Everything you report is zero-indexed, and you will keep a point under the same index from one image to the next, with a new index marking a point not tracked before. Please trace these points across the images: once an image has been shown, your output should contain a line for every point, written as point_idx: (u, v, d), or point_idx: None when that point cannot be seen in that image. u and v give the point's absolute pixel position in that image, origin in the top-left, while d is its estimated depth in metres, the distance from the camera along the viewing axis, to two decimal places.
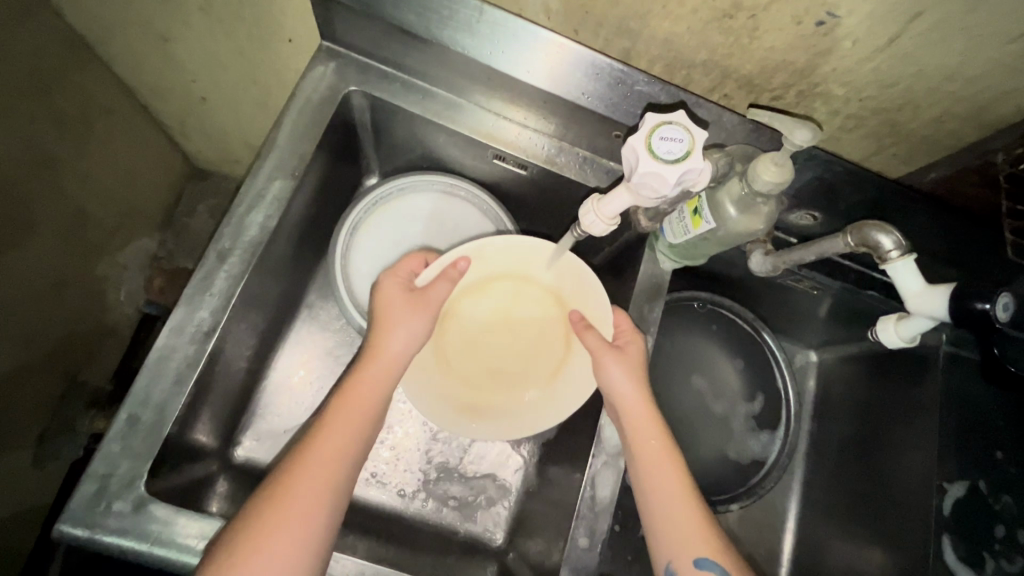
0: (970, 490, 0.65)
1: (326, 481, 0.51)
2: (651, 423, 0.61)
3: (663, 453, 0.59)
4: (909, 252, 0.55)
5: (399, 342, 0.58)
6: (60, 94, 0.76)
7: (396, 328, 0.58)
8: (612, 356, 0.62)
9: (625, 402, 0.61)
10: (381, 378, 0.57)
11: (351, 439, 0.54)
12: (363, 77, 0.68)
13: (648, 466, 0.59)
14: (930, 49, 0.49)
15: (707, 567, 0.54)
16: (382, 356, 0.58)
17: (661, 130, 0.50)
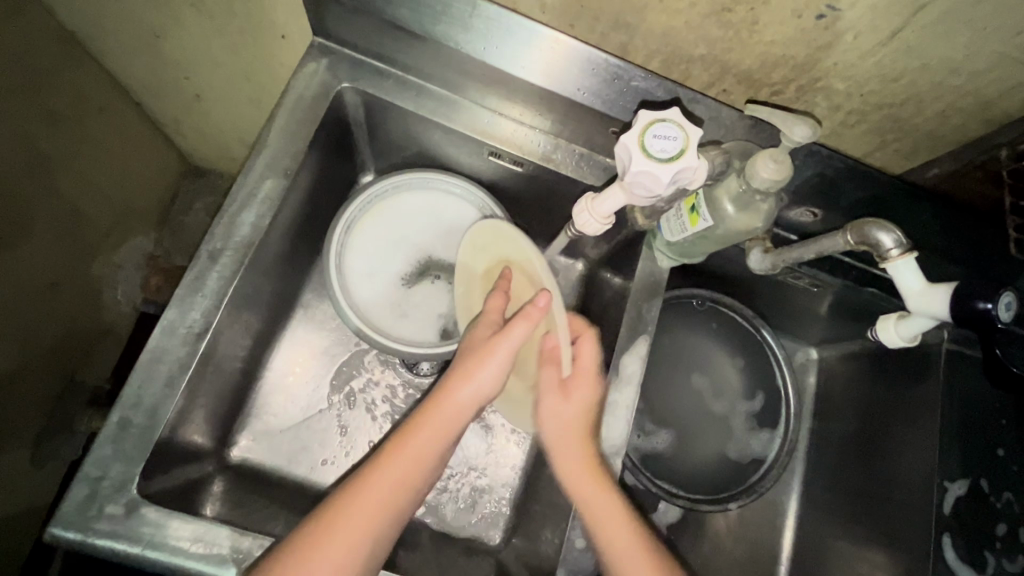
0: (970, 488, 0.65)
1: (388, 503, 0.53)
2: (590, 479, 0.58)
3: (606, 510, 0.57)
4: (910, 249, 0.54)
5: (470, 388, 0.55)
6: (52, 93, 0.75)
7: (483, 368, 0.55)
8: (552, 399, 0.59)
9: (563, 458, 0.59)
10: (461, 408, 0.55)
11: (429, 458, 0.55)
12: (356, 73, 0.67)
13: (598, 523, 0.57)
14: (934, 42, 0.48)
15: None
16: (450, 402, 0.55)
17: (655, 128, 0.49)
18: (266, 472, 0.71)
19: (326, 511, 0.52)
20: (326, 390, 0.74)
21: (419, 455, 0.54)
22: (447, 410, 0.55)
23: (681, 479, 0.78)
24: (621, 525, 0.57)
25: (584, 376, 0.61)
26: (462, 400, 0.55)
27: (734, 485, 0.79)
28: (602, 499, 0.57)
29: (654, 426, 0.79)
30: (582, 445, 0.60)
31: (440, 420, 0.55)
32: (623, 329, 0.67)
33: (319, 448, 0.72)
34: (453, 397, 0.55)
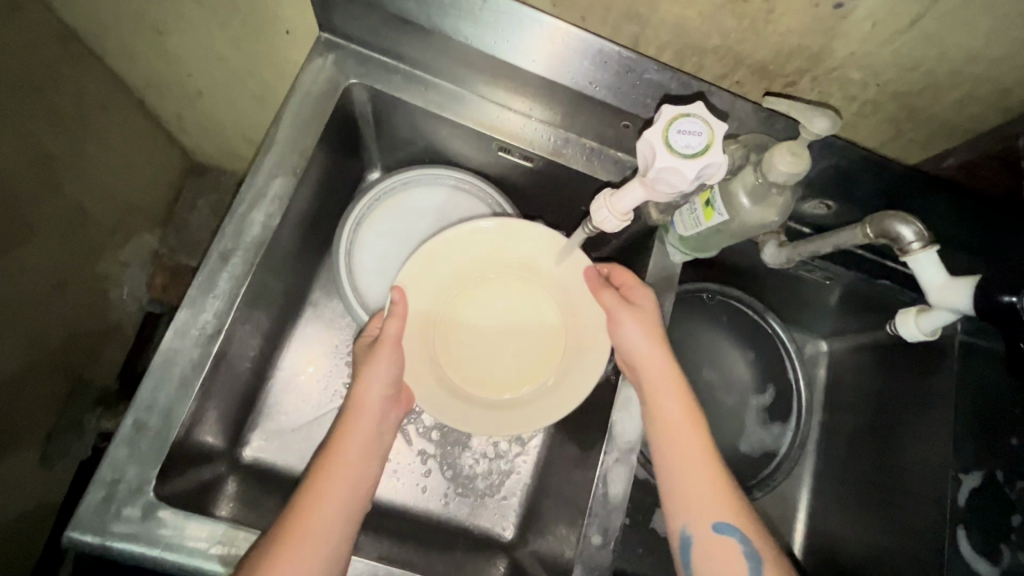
0: (986, 480, 0.65)
1: (331, 517, 0.54)
2: (671, 385, 0.60)
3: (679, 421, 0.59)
4: (931, 243, 0.54)
5: (373, 390, 0.60)
6: (55, 91, 0.74)
7: (376, 366, 0.60)
8: (626, 315, 0.61)
9: (640, 362, 0.61)
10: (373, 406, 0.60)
11: (361, 457, 0.59)
12: (364, 69, 0.66)
13: (664, 433, 0.59)
14: (952, 30, 0.47)
15: (725, 532, 0.55)
16: (359, 409, 0.60)
17: (680, 123, 0.48)
18: (277, 471, 0.71)
19: (283, 524, 0.53)
20: (337, 387, 0.74)
21: (353, 458, 0.58)
22: (365, 411, 0.60)
23: None
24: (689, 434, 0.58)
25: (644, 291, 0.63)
26: (371, 406, 0.60)
27: (746, 478, 0.79)
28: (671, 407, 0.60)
29: None
30: (658, 355, 0.61)
31: (361, 423, 0.60)
32: None
33: None
34: (362, 405, 0.60)
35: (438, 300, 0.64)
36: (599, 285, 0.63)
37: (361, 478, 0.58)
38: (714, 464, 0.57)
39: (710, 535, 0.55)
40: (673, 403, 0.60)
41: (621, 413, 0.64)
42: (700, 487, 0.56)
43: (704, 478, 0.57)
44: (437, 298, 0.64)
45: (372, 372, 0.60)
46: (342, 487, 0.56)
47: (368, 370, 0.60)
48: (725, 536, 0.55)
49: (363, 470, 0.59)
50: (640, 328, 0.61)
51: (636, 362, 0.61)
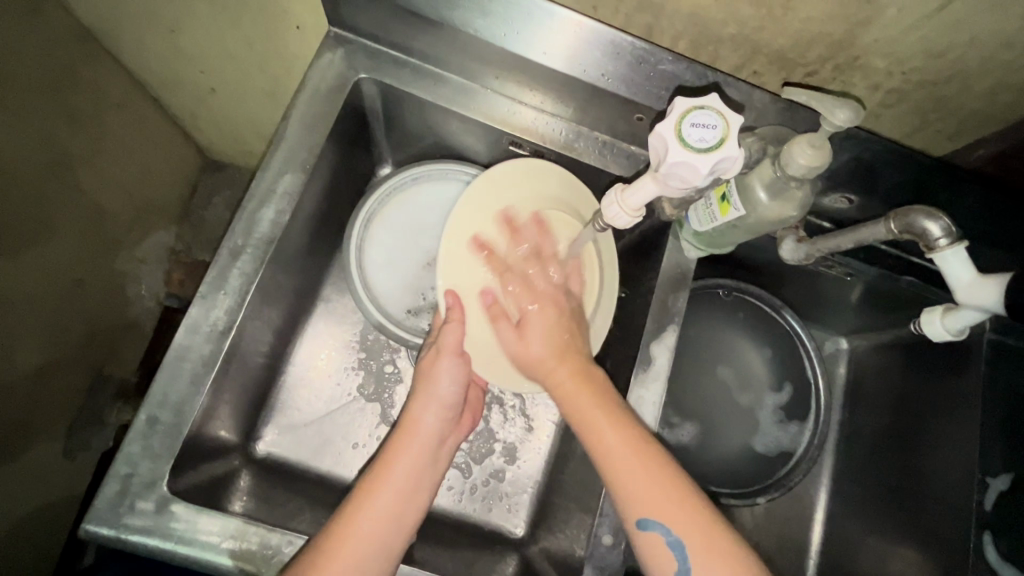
0: (1015, 484, 0.63)
1: (374, 540, 0.52)
2: (572, 377, 0.55)
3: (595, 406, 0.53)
4: (959, 239, 0.52)
5: (430, 413, 0.60)
6: (74, 90, 0.75)
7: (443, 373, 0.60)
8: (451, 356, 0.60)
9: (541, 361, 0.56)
10: (428, 413, 0.60)
11: (414, 479, 0.57)
12: (372, 63, 0.65)
13: (586, 424, 0.53)
14: (983, 15, 0.45)
15: (653, 529, 0.48)
16: (413, 428, 0.59)
17: (693, 115, 0.47)
18: (290, 467, 0.71)
19: (320, 546, 0.51)
20: (350, 383, 0.74)
21: (406, 486, 0.56)
22: (413, 432, 0.59)
23: (707, 472, 0.76)
24: (609, 426, 0.51)
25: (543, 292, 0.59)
26: (426, 428, 0.59)
27: (763, 479, 0.77)
28: (586, 399, 0.53)
29: (678, 420, 0.77)
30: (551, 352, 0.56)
31: (416, 446, 0.58)
32: (649, 320, 0.65)
33: (343, 441, 0.72)
34: (415, 424, 0.59)
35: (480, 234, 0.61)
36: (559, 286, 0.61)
37: (411, 509, 0.56)
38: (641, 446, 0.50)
39: (640, 534, 0.49)
40: (588, 397, 0.54)
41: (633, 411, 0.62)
42: (630, 475, 0.49)
43: (632, 467, 0.49)
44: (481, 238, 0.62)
45: (435, 387, 0.60)
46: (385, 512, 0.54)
47: (438, 366, 0.60)
48: (652, 535, 0.48)
49: (412, 496, 0.56)
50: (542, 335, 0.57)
51: (535, 368, 0.57)
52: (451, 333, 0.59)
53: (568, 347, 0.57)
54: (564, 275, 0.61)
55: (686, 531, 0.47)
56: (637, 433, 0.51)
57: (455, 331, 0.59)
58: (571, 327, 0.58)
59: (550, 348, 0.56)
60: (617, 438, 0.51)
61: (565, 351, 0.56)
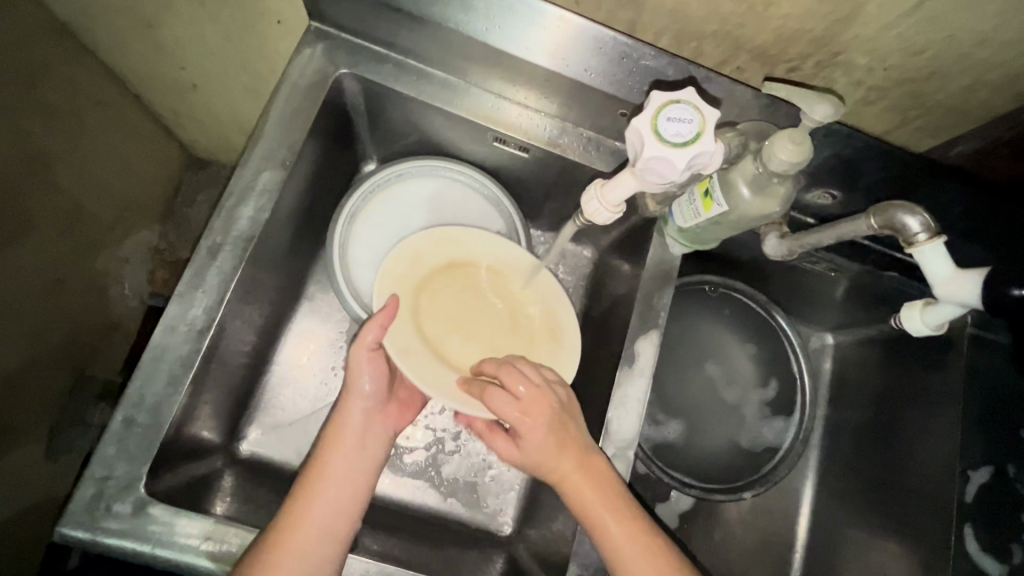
0: (994, 476, 0.64)
1: (318, 537, 0.53)
2: (576, 471, 0.55)
3: (597, 497, 0.54)
4: (938, 234, 0.52)
5: (358, 406, 0.59)
6: (50, 86, 0.74)
7: (361, 373, 0.58)
8: (366, 358, 0.57)
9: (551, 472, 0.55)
10: (356, 412, 0.59)
11: (351, 472, 0.57)
12: (353, 59, 0.65)
13: (592, 523, 0.54)
14: (963, 12, 0.45)
15: None
16: (344, 424, 0.59)
17: (669, 109, 0.47)
18: (274, 467, 0.70)
19: (261, 551, 0.52)
20: (335, 381, 0.73)
21: (338, 484, 0.56)
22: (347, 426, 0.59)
23: (692, 469, 0.76)
24: (612, 519, 0.54)
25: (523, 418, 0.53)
26: (355, 421, 0.59)
27: (749, 474, 0.77)
28: (590, 491, 0.54)
29: (664, 417, 0.77)
30: (556, 455, 0.54)
31: (347, 439, 0.58)
32: (634, 318, 0.65)
33: None
34: (345, 418, 0.59)
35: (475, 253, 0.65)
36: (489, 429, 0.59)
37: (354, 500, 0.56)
38: (643, 534, 0.54)
39: None
40: (595, 492, 0.54)
41: (617, 410, 0.62)
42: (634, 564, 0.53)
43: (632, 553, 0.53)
44: (475, 255, 0.65)
45: (354, 383, 0.59)
46: (319, 510, 0.54)
47: (353, 363, 0.58)
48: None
49: (348, 490, 0.56)
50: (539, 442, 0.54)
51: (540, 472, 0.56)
52: (370, 327, 0.55)
53: (572, 442, 0.55)
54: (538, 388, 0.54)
55: None
56: (634, 519, 0.54)
57: (375, 330, 0.55)
58: (569, 433, 0.55)
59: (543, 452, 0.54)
60: (614, 521, 0.54)
61: (567, 444, 0.55)
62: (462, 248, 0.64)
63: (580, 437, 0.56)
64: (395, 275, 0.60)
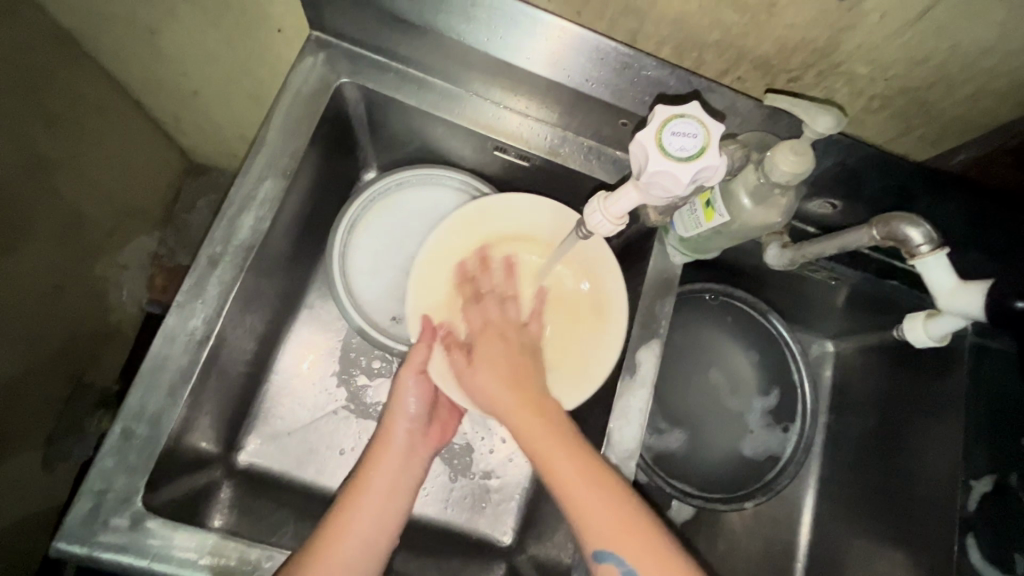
0: (998, 486, 0.63)
1: (362, 547, 0.54)
2: (523, 405, 0.53)
3: (541, 428, 0.52)
4: (940, 246, 0.52)
5: (402, 425, 0.61)
6: (50, 92, 0.73)
7: (407, 391, 0.61)
8: (411, 379, 0.61)
9: (494, 395, 0.54)
10: (400, 429, 0.61)
11: (394, 487, 0.58)
12: (355, 67, 0.65)
13: (540, 457, 0.51)
14: (964, 23, 0.45)
15: (609, 561, 0.48)
16: (387, 442, 0.60)
17: (673, 124, 0.47)
18: (273, 477, 0.70)
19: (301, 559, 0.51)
20: (334, 389, 0.73)
21: (381, 494, 0.57)
22: (391, 443, 0.60)
23: (694, 477, 0.76)
24: (563, 453, 0.50)
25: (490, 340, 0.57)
26: (398, 439, 0.61)
27: (751, 483, 0.77)
28: (538, 426, 0.52)
29: (666, 426, 0.77)
30: (506, 384, 0.54)
31: (392, 456, 0.60)
32: (635, 327, 0.65)
33: (325, 449, 0.71)
34: (389, 436, 0.61)
35: (502, 227, 0.65)
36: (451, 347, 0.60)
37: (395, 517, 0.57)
38: (601, 472, 0.50)
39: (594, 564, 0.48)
40: (541, 425, 0.52)
41: (619, 420, 0.61)
42: (591, 501, 0.49)
43: (589, 491, 0.49)
44: (499, 229, 0.65)
45: (401, 402, 0.61)
46: (363, 522, 0.55)
47: (399, 385, 0.61)
48: (607, 566, 0.48)
49: (391, 503, 0.57)
50: (492, 372, 0.55)
51: (487, 402, 0.55)
52: (416, 353, 0.60)
53: (519, 371, 0.55)
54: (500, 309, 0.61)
55: (637, 559, 0.47)
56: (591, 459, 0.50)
57: (423, 351, 0.60)
58: (526, 366, 0.56)
59: (496, 380, 0.55)
60: (566, 455, 0.50)
61: (517, 383, 0.54)
62: (487, 227, 0.64)
63: (534, 378, 0.56)
64: (426, 279, 0.62)
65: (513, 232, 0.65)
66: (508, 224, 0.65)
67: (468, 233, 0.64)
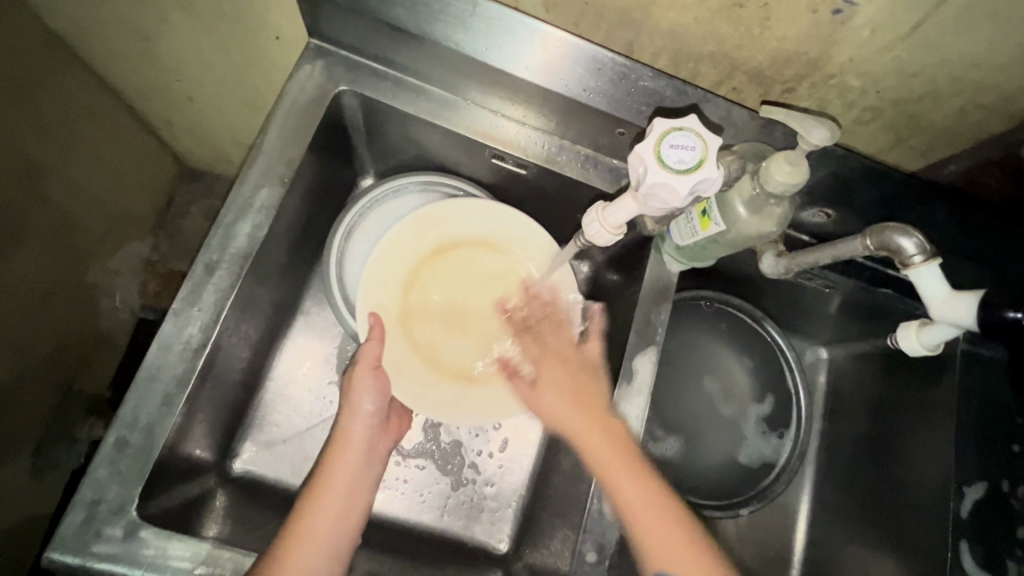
0: (988, 492, 0.64)
1: (322, 550, 0.53)
2: (588, 420, 0.57)
3: (606, 443, 0.55)
4: (933, 256, 0.53)
5: (360, 424, 0.59)
6: (42, 97, 0.73)
7: (363, 391, 0.59)
8: (367, 375, 0.59)
9: (561, 415, 0.58)
10: (356, 427, 0.59)
11: (350, 488, 0.58)
12: (353, 76, 0.65)
13: (602, 470, 0.54)
14: (955, 36, 0.46)
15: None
16: (344, 441, 0.59)
17: (671, 137, 0.47)
18: (267, 485, 0.70)
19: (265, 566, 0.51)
20: (330, 396, 0.73)
21: (339, 496, 0.57)
22: (348, 442, 0.59)
23: (689, 485, 0.76)
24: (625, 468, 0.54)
25: (549, 362, 0.60)
26: (355, 439, 0.59)
27: (746, 490, 0.78)
28: (602, 440, 0.56)
29: (661, 433, 0.77)
30: (577, 406, 0.58)
31: (349, 455, 0.59)
32: (631, 335, 0.65)
33: (321, 457, 0.71)
34: (347, 436, 0.59)
35: (463, 228, 0.66)
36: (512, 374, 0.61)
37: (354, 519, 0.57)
38: (660, 493, 0.54)
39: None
40: (607, 446, 0.55)
41: None
42: (650, 515, 0.52)
43: (652, 510, 0.53)
44: (457, 233, 0.66)
45: (356, 401, 0.59)
46: (322, 527, 0.54)
47: (355, 383, 0.59)
48: None
49: (349, 505, 0.57)
50: (555, 395, 0.58)
51: (551, 421, 0.58)
52: (368, 349, 0.58)
53: (587, 391, 0.59)
54: (549, 333, 0.63)
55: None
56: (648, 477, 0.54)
57: (376, 348, 0.58)
58: (586, 384, 0.59)
59: (561, 401, 0.58)
60: (625, 471, 0.54)
61: (583, 403, 0.58)
62: (443, 229, 0.66)
63: (600, 398, 0.59)
64: (380, 281, 0.62)
65: (473, 235, 0.66)
66: (473, 224, 0.66)
67: (424, 233, 0.65)
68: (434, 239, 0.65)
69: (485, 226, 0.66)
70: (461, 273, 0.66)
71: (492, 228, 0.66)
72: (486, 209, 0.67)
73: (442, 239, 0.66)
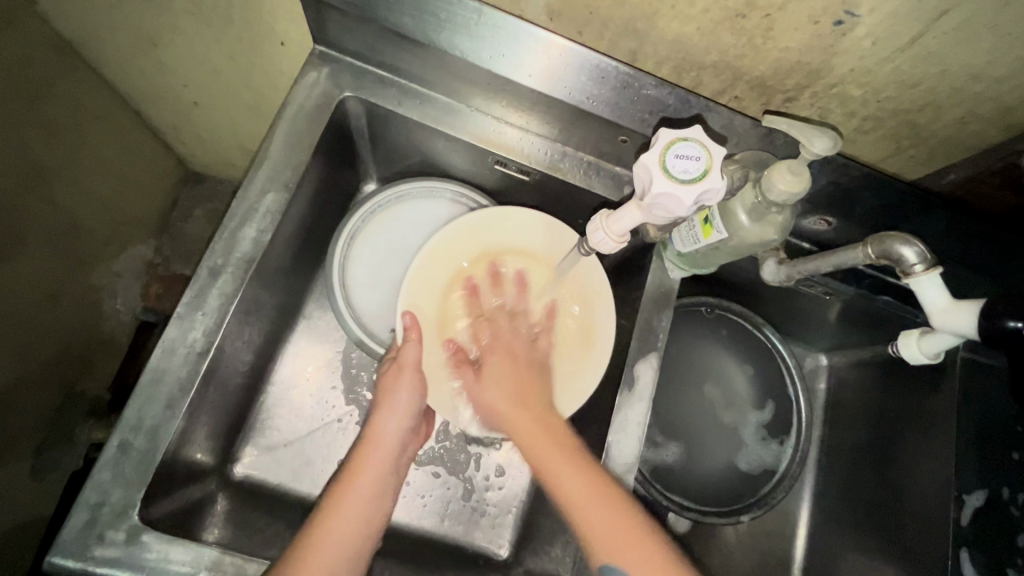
0: (988, 499, 0.64)
1: (347, 545, 0.53)
2: (525, 416, 0.56)
3: (541, 439, 0.54)
4: (934, 265, 0.53)
5: (393, 424, 0.59)
6: (49, 101, 0.73)
7: (399, 392, 0.59)
8: (407, 376, 0.59)
9: (504, 412, 0.57)
10: (390, 427, 0.59)
11: (378, 489, 0.57)
12: (358, 82, 0.65)
13: (543, 469, 0.53)
14: (955, 48, 0.46)
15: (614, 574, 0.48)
16: (377, 441, 0.59)
17: (677, 147, 0.48)
18: (268, 489, 0.70)
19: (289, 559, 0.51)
20: (332, 401, 0.73)
21: (366, 495, 0.56)
22: (382, 442, 0.59)
23: (690, 491, 0.76)
24: (566, 463, 0.52)
25: (495, 352, 0.61)
26: (387, 440, 0.59)
27: (746, 497, 0.78)
28: (541, 438, 0.54)
29: (661, 439, 0.77)
30: (513, 402, 0.57)
31: (380, 455, 0.59)
32: (633, 341, 0.65)
33: (323, 462, 0.71)
34: (379, 435, 0.59)
35: (506, 237, 0.67)
36: (462, 361, 0.63)
37: (377, 518, 0.57)
38: (603, 485, 0.51)
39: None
40: (551, 441, 0.54)
41: (617, 433, 0.62)
42: (590, 512, 0.50)
43: (595, 506, 0.50)
44: (499, 243, 0.67)
45: (395, 400, 0.59)
46: (347, 523, 0.54)
47: (394, 381, 0.59)
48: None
49: (375, 504, 0.57)
50: (500, 388, 0.58)
51: (497, 417, 0.58)
52: (407, 349, 0.59)
53: (525, 388, 0.58)
54: (506, 322, 0.64)
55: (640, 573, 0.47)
56: (593, 471, 0.52)
57: (414, 348, 0.59)
58: (534, 382, 0.59)
59: (504, 398, 0.57)
60: (566, 463, 0.52)
61: (523, 398, 0.57)
62: (485, 238, 0.66)
63: (541, 396, 0.58)
64: (419, 284, 0.63)
65: (516, 247, 0.67)
66: (516, 236, 0.67)
67: (467, 239, 0.66)
68: (478, 244, 0.66)
69: (528, 240, 0.67)
70: (500, 286, 0.66)
71: (535, 241, 0.67)
72: (530, 221, 0.67)
73: (484, 248, 0.66)
